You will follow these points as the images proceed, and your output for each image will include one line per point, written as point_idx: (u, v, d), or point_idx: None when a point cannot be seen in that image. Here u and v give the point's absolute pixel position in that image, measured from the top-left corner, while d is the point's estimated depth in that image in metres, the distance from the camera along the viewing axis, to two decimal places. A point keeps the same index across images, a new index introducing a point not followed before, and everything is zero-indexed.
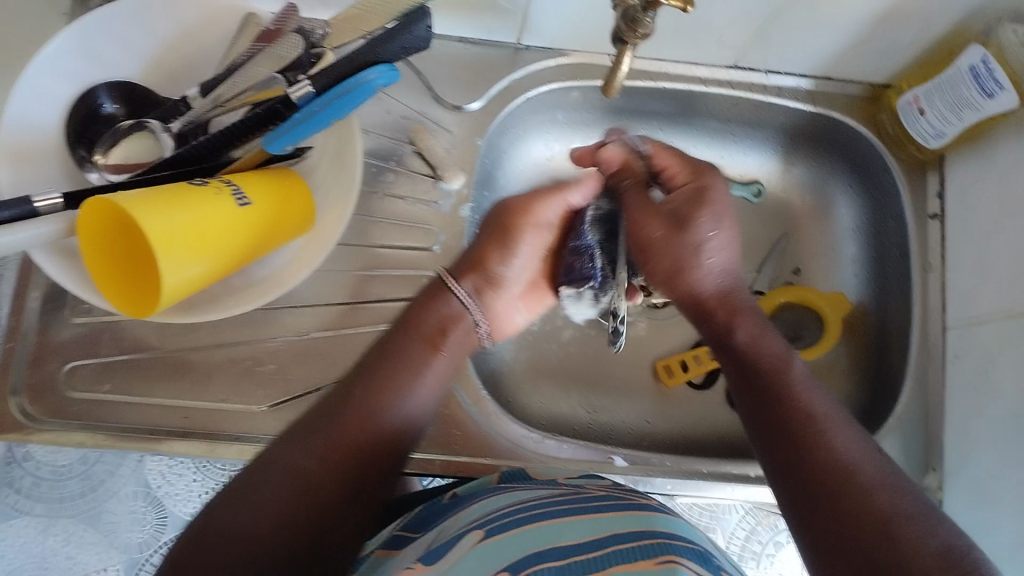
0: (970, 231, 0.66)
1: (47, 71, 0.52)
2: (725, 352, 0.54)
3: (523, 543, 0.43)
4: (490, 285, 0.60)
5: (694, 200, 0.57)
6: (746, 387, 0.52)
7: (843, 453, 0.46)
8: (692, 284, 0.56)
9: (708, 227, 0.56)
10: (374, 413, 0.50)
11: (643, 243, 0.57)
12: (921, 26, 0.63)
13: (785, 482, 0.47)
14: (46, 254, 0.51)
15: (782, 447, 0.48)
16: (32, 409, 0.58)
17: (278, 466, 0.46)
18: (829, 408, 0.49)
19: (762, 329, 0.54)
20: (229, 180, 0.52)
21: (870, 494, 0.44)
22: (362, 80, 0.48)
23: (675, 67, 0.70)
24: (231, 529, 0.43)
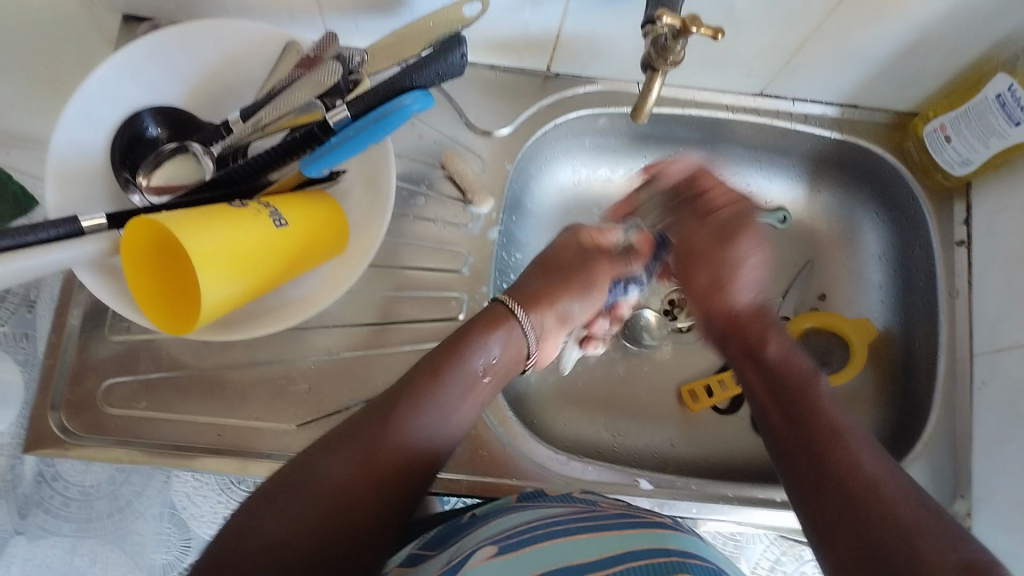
0: (998, 258, 0.66)
1: (97, 96, 0.54)
2: (755, 363, 0.56)
3: (534, 560, 0.44)
4: (553, 317, 0.61)
5: (739, 219, 0.60)
6: (777, 399, 0.53)
7: (866, 467, 0.47)
8: (727, 300, 0.58)
9: (748, 248, 0.59)
10: (414, 431, 0.50)
11: (687, 253, 0.61)
12: (948, 56, 0.63)
13: (811, 493, 0.47)
14: (90, 272, 0.53)
15: (810, 458, 0.49)
16: (71, 425, 0.59)
17: (318, 481, 0.47)
18: (856, 425, 0.50)
19: (794, 349, 0.56)
20: (267, 202, 0.53)
21: (894, 507, 0.44)
22: (397, 105, 0.49)
23: (702, 95, 0.71)
24: (270, 538, 0.44)
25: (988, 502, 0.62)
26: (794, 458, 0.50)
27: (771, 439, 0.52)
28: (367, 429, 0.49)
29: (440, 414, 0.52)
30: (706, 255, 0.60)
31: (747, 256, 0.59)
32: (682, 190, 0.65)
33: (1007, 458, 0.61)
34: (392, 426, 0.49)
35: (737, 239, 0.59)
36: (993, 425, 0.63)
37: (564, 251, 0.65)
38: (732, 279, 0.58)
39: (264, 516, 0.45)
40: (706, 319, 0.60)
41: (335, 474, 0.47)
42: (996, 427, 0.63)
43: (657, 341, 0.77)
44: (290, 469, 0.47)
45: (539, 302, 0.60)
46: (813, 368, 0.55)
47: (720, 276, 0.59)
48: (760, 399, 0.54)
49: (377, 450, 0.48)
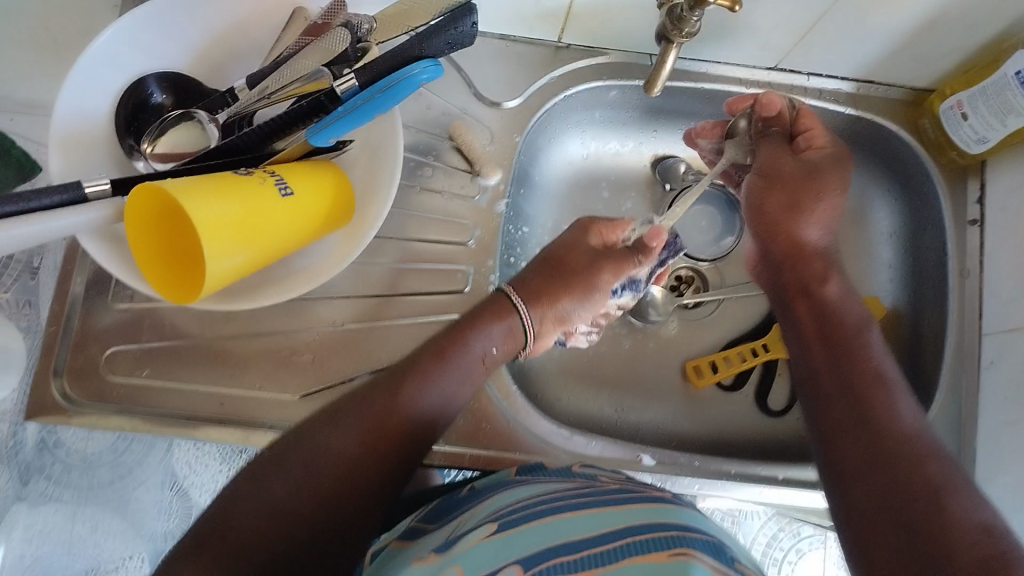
0: (1010, 238, 0.66)
1: (101, 62, 0.53)
2: (806, 300, 0.57)
3: (533, 534, 0.44)
4: (550, 319, 0.61)
5: (834, 162, 0.61)
6: (825, 343, 0.55)
7: (904, 421, 0.48)
8: (795, 232, 0.59)
9: (827, 191, 0.60)
10: (417, 407, 0.51)
11: (769, 175, 0.60)
12: (969, 32, 0.62)
13: (841, 433, 0.49)
14: (94, 239, 0.52)
15: (849, 402, 0.50)
16: (73, 392, 0.59)
17: (321, 449, 0.47)
18: (897, 376, 0.52)
19: (849, 294, 0.58)
20: (273, 171, 0.52)
21: (919, 463, 0.45)
22: (407, 73, 0.49)
23: (715, 69, 0.70)
24: (276, 499, 0.45)
25: (994, 482, 0.62)
26: (833, 395, 0.51)
27: (807, 378, 0.54)
28: (373, 406, 0.50)
29: (438, 397, 0.53)
30: (791, 185, 0.60)
31: (826, 196, 0.60)
32: (773, 125, 0.64)
33: (1014, 439, 0.61)
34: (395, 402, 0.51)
35: (825, 180, 0.60)
36: (1000, 407, 0.63)
37: (570, 252, 0.62)
38: (807, 210, 0.59)
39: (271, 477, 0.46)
40: (761, 248, 0.61)
41: (338, 445, 0.48)
42: (1004, 407, 0.62)
43: (662, 317, 0.76)
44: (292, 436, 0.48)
45: (542, 297, 0.60)
46: (863, 317, 0.56)
47: (800, 203, 0.59)
48: (806, 336, 0.56)
49: (382, 421, 0.50)
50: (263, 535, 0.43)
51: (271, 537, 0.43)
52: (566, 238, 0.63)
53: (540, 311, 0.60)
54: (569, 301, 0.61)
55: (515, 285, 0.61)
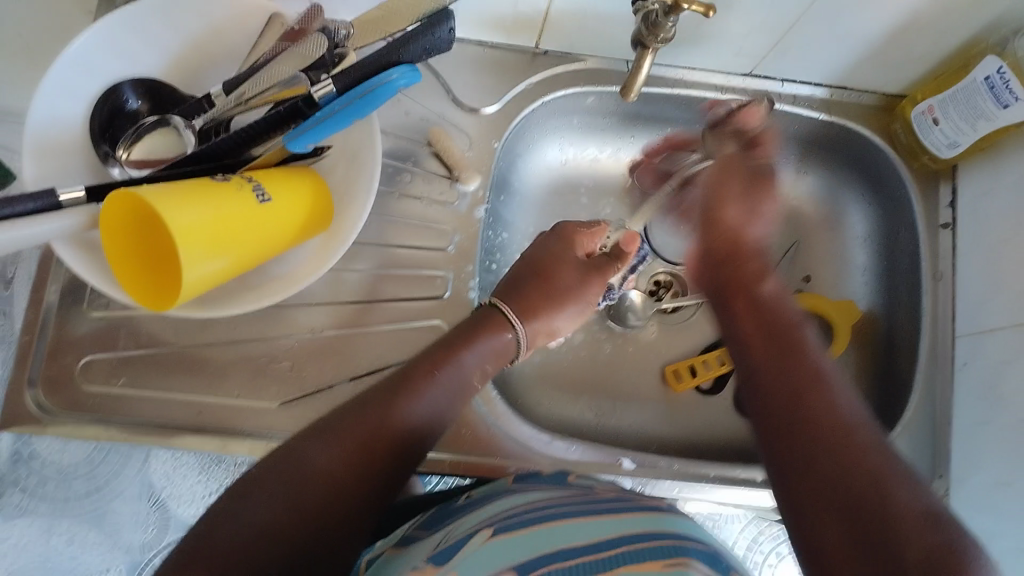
0: (980, 241, 0.67)
1: (74, 68, 0.53)
2: (748, 295, 0.57)
3: (532, 540, 0.44)
4: (544, 334, 0.61)
5: (765, 174, 0.64)
6: (764, 338, 0.54)
7: (845, 413, 0.47)
8: (732, 237, 0.61)
9: (761, 205, 0.63)
10: (410, 416, 0.50)
11: (714, 193, 0.63)
12: (938, 39, 0.63)
13: (789, 425, 0.48)
14: (66, 247, 0.52)
15: (789, 396, 0.49)
16: (49, 402, 0.59)
17: (305, 466, 0.46)
18: (836, 371, 0.51)
19: (785, 292, 0.58)
20: (250, 177, 0.52)
21: (866, 452, 0.44)
22: (385, 79, 0.49)
23: (691, 75, 0.71)
24: (263, 524, 0.43)
25: (966, 485, 0.63)
26: (775, 395, 0.50)
27: (749, 376, 0.53)
28: (370, 408, 0.49)
29: (428, 411, 0.52)
30: (733, 195, 0.63)
31: (758, 206, 0.63)
32: (747, 136, 0.66)
33: (986, 441, 0.62)
34: (389, 417, 0.49)
35: (764, 192, 0.64)
36: (972, 408, 0.64)
37: (562, 267, 0.62)
38: (748, 222, 0.62)
39: (249, 501, 0.43)
40: (703, 247, 0.62)
41: (322, 461, 0.46)
42: (978, 407, 0.63)
43: (643, 321, 0.76)
44: (277, 453, 0.47)
45: (535, 311, 0.59)
46: (800, 316, 0.56)
47: (742, 216, 0.62)
48: (744, 331, 0.55)
49: (368, 437, 0.48)
50: (247, 553, 0.41)
51: (259, 559, 0.41)
52: (555, 250, 0.62)
53: (533, 329, 0.60)
54: (566, 318, 0.61)
55: (510, 294, 0.60)
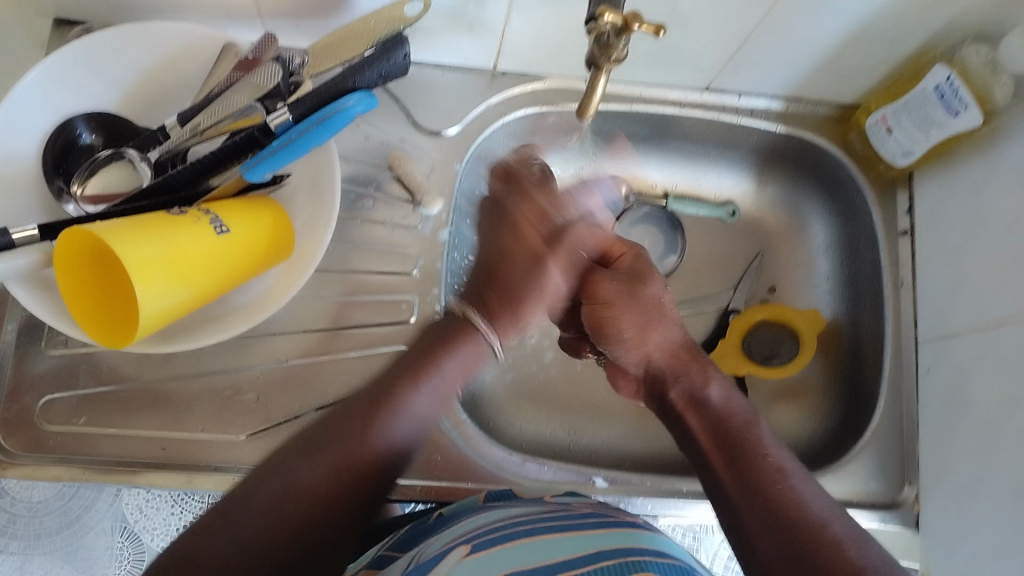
0: (938, 247, 0.68)
1: (27, 102, 0.52)
2: (697, 409, 0.54)
3: (507, 560, 0.43)
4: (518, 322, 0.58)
5: (643, 263, 0.59)
6: (726, 454, 0.50)
7: (812, 506, 0.46)
8: (657, 339, 0.57)
9: (660, 290, 0.57)
10: (389, 437, 0.49)
11: (604, 300, 0.57)
12: (889, 47, 0.64)
13: (762, 535, 0.45)
14: (22, 286, 0.51)
15: (755, 506, 0.46)
16: (8, 444, 0.57)
17: (289, 484, 0.44)
18: (793, 464, 0.49)
19: (732, 394, 0.54)
20: (208, 209, 0.51)
21: (842, 547, 0.43)
22: (340, 107, 0.49)
23: (649, 91, 0.71)
24: (245, 536, 0.41)
25: (935, 490, 0.64)
26: (743, 510, 0.47)
27: (715, 487, 0.50)
28: (355, 422, 0.48)
29: (416, 416, 0.51)
30: (621, 301, 0.56)
31: (651, 330, 0.56)
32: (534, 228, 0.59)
33: (951, 446, 0.63)
34: (369, 433, 0.48)
35: (647, 279, 0.57)
36: (938, 414, 0.65)
37: (506, 266, 0.57)
38: (657, 323, 0.56)
39: (235, 514, 0.42)
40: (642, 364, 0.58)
41: (306, 479, 0.45)
42: (945, 411, 0.64)
43: None
44: (259, 468, 0.45)
45: (499, 302, 0.56)
46: (750, 412, 0.53)
47: (649, 317, 0.56)
48: (703, 447, 0.51)
49: (352, 455, 0.47)
50: (229, 568, 0.40)
51: (242, 570, 0.40)
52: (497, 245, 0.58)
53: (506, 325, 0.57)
54: (541, 292, 0.58)
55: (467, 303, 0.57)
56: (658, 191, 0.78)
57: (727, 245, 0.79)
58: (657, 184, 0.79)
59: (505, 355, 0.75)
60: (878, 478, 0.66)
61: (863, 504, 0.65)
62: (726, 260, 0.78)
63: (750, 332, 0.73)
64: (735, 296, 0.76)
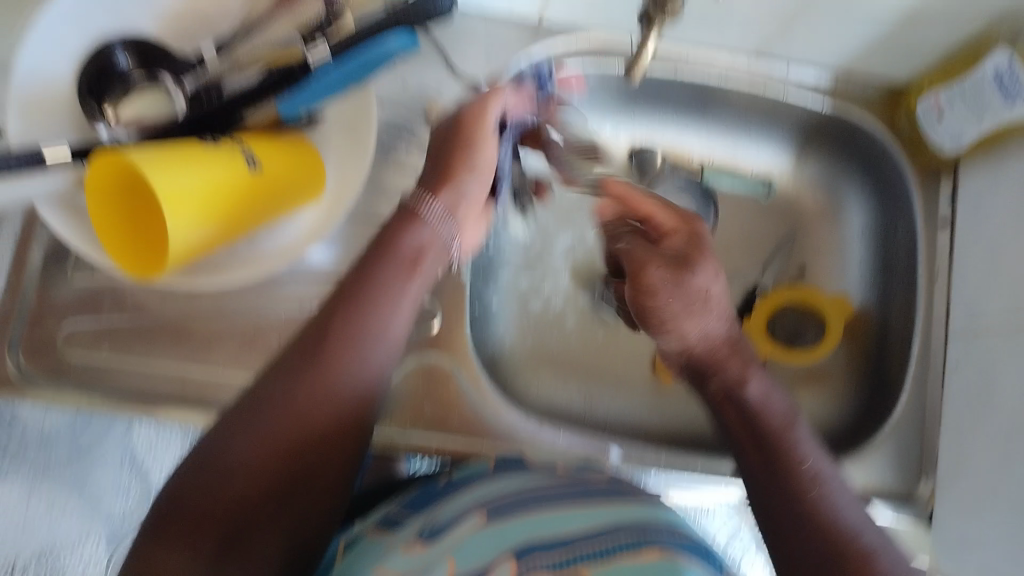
0: (976, 241, 0.66)
1: (67, 23, 0.51)
2: (733, 406, 0.52)
3: (527, 529, 0.44)
4: (460, 203, 0.53)
5: (693, 243, 0.54)
6: (762, 456, 0.49)
7: (843, 516, 0.46)
8: (703, 330, 0.53)
9: (709, 277, 0.53)
10: (365, 349, 0.46)
11: (645, 288, 0.53)
12: (947, 25, 0.62)
13: (795, 535, 0.46)
14: (53, 208, 0.50)
15: (787, 510, 0.47)
16: (28, 366, 0.58)
17: (275, 407, 0.43)
18: (829, 469, 0.48)
19: (772, 390, 0.52)
20: (244, 143, 0.51)
21: (870, 558, 0.44)
22: (381, 42, 0.50)
23: (695, 52, 0.69)
24: (230, 461, 0.42)
25: (951, 485, 0.63)
26: (776, 513, 0.47)
27: (749, 482, 0.50)
28: (328, 339, 0.45)
29: (389, 331, 0.47)
30: (664, 288, 0.52)
31: (694, 317, 0.52)
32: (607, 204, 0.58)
33: (973, 444, 0.62)
34: (347, 347, 0.45)
35: (696, 259, 0.53)
36: (962, 410, 0.64)
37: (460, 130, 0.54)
38: (702, 312, 0.52)
39: (225, 444, 0.43)
40: (678, 349, 0.54)
41: (292, 402, 0.43)
42: (970, 407, 0.63)
43: None
44: (246, 394, 0.44)
45: (443, 185, 0.52)
46: (789, 411, 0.51)
47: (693, 304, 0.52)
48: (740, 446, 0.51)
49: (330, 369, 0.44)
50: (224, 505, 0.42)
51: (233, 501, 0.42)
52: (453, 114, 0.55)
53: (446, 199, 0.51)
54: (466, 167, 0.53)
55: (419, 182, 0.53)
56: (694, 163, 0.76)
57: (760, 221, 0.77)
58: (694, 155, 0.77)
59: (527, 316, 0.74)
60: (893, 472, 0.65)
61: (879, 495, 0.65)
62: (757, 236, 0.77)
63: (776, 314, 0.72)
64: (763, 277, 0.76)
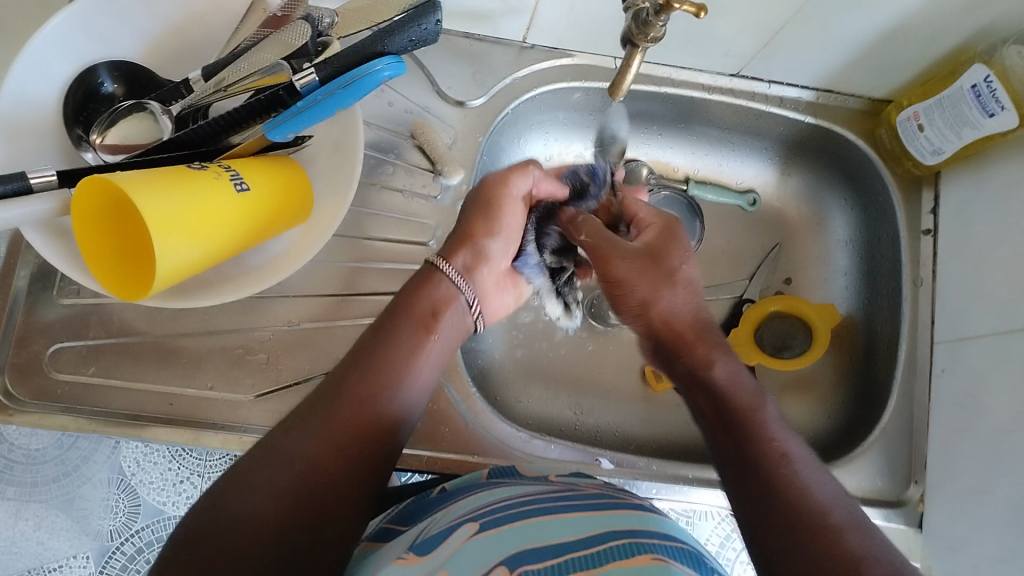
0: (960, 250, 0.67)
1: (52, 48, 0.51)
2: (700, 388, 0.52)
3: (519, 539, 0.43)
4: (478, 261, 0.58)
5: (665, 236, 0.58)
6: (721, 427, 0.49)
7: (815, 494, 0.44)
8: (665, 310, 0.55)
9: (678, 260, 0.57)
10: (384, 396, 0.48)
11: (614, 277, 0.56)
12: (925, 44, 0.63)
13: (758, 514, 0.44)
14: (38, 234, 0.50)
15: (755, 491, 0.45)
16: (16, 390, 0.57)
17: (286, 457, 0.43)
18: (800, 451, 0.47)
19: (739, 372, 0.52)
20: (228, 165, 0.51)
21: (840, 535, 0.41)
22: (369, 70, 0.49)
23: (678, 73, 0.70)
24: (243, 513, 0.41)
25: (940, 491, 0.64)
26: (744, 491, 0.46)
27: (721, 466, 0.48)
28: (346, 387, 0.47)
29: (408, 384, 0.50)
30: (636, 271, 0.55)
31: (654, 295, 0.55)
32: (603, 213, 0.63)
33: (960, 449, 0.63)
34: (367, 393, 0.48)
35: (668, 250, 0.57)
36: (949, 415, 0.64)
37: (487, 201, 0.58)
38: (665, 287, 0.55)
39: (237, 491, 0.42)
40: (643, 332, 0.56)
41: (304, 449, 0.44)
42: (956, 414, 0.64)
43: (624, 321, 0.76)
44: (256, 450, 0.44)
45: (462, 248, 0.57)
46: (757, 391, 0.51)
47: (657, 284, 0.55)
48: (707, 424, 0.50)
49: (348, 412, 0.46)
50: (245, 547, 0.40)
51: (248, 547, 0.40)
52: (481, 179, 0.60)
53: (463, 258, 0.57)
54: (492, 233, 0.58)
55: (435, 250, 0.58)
56: (678, 176, 0.78)
57: (746, 234, 0.78)
58: (678, 168, 0.78)
59: (516, 331, 0.75)
60: (882, 475, 0.66)
61: (869, 501, 0.65)
62: (743, 248, 0.78)
63: (763, 323, 0.73)
64: (750, 286, 0.76)
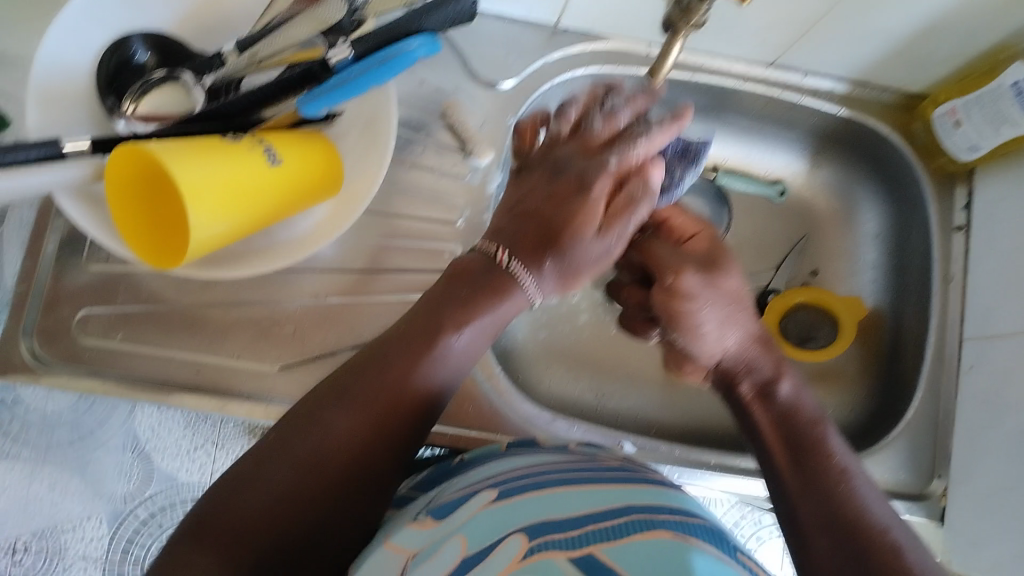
0: (992, 249, 0.66)
1: (88, 14, 0.51)
2: (764, 403, 0.53)
3: (539, 508, 0.43)
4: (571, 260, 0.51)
5: (714, 250, 0.55)
6: (785, 446, 0.50)
7: (870, 510, 0.45)
8: (734, 323, 0.54)
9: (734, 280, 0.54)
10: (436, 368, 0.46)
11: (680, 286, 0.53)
12: (966, 39, 0.62)
13: (816, 529, 0.45)
14: (69, 199, 0.50)
15: (815, 503, 0.46)
16: (44, 352, 0.58)
17: (328, 431, 0.43)
18: (857, 466, 0.49)
19: (802, 391, 0.53)
20: (261, 138, 0.51)
21: (896, 550, 0.43)
22: (404, 48, 0.50)
23: (712, 62, 0.70)
24: (281, 488, 0.41)
25: (962, 487, 0.64)
26: (799, 504, 0.47)
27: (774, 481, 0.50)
28: (409, 356, 0.45)
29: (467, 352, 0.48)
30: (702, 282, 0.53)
31: (728, 328, 0.54)
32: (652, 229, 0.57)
33: (985, 448, 0.62)
34: (425, 365, 0.46)
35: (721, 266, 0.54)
36: (975, 413, 0.64)
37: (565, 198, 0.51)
38: (727, 299, 0.54)
39: (271, 462, 0.41)
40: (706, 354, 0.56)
41: (347, 424, 0.43)
42: (981, 412, 0.63)
43: None
44: (295, 414, 0.44)
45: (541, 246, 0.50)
46: (820, 412, 0.52)
47: (715, 289, 0.53)
48: (764, 439, 0.51)
49: (400, 385, 0.45)
50: (272, 516, 0.40)
51: (281, 523, 0.40)
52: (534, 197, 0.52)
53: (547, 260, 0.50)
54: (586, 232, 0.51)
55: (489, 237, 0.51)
56: (707, 164, 0.77)
57: (774, 226, 0.78)
58: (707, 156, 0.78)
59: (539, 314, 0.75)
60: (907, 468, 0.66)
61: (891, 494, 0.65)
62: (769, 238, 0.77)
63: (787, 314, 0.73)
64: (776, 277, 0.76)
